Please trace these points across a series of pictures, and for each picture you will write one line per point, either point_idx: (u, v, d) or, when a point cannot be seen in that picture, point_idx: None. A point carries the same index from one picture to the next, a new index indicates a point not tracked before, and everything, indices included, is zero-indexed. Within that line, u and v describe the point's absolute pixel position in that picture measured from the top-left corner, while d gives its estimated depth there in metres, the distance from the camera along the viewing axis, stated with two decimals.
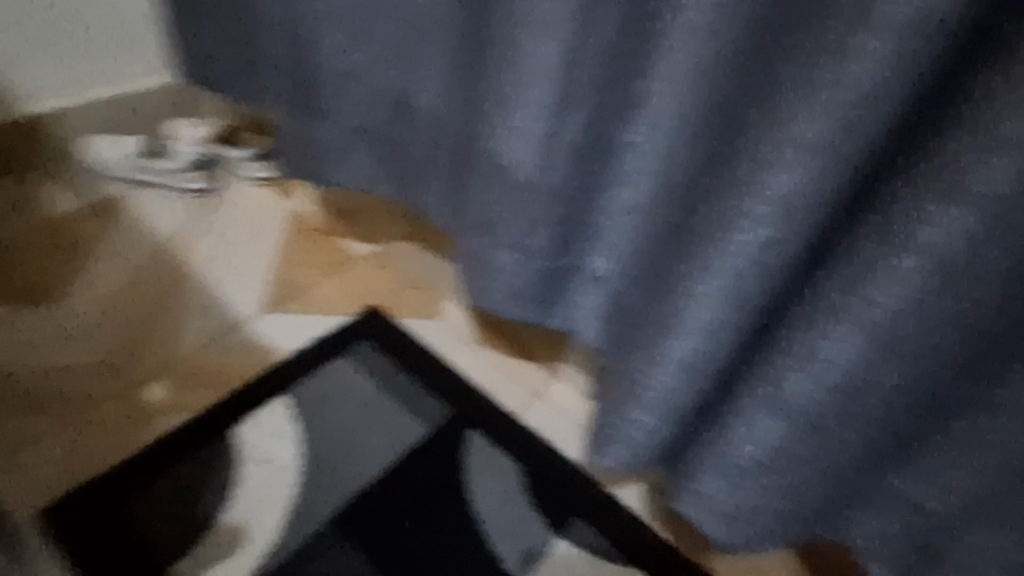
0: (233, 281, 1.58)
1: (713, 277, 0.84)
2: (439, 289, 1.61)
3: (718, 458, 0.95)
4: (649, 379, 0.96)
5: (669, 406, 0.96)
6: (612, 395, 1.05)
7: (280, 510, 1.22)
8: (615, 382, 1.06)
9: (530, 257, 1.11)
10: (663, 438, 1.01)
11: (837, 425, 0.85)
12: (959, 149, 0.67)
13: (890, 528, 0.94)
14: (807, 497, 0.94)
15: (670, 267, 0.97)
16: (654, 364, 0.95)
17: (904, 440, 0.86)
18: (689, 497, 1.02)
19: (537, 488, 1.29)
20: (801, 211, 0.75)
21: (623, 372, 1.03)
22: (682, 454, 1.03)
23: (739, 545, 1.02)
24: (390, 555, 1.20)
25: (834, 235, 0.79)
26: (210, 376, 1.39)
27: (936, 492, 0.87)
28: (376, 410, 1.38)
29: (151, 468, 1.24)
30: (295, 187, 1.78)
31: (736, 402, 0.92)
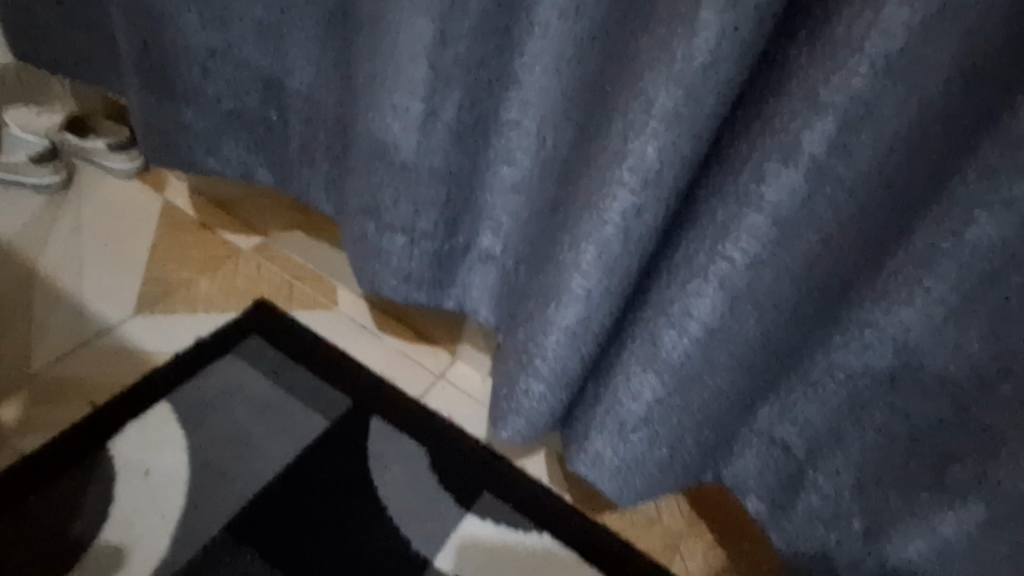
0: (100, 283, 1.47)
1: (589, 244, 0.84)
2: (332, 280, 1.62)
3: (607, 417, 1.00)
4: (538, 348, 0.97)
5: (559, 372, 0.98)
6: (506, 367, 1.06)
7: (165, 522, 1.13)
8: (508, 355, 1.08)
9: (417, 239, 1.10)
10: (556, 403, 1.03)
11: (708, 376, 0.90)
12: (790, 114, 0.70)
13: (765, 466, 1.02)
14: (691, 446, 1.00)
15: (551, 241, 1.00)
16: (541, 332, 0.95)
17: (770, 381, 0.95)
18: (585, 460, 1.07)
19: (443, 467, 1.30)
20: (666, 175, 0.77)
21: (515, 344, 1.05)
22: (575, 417, 1.08)
23: (632, 496, 1.08)
24: (293, 553, 1.14)
25: (695, 195, 0.84)
26: (75, 388, 1.27)
27: (795, 424, 0.97)
28: (269, 405, 1.32)
29: (8, 493, 1.11)
30: (172, 184, 1.71)
31: (623, 364, 0.95)
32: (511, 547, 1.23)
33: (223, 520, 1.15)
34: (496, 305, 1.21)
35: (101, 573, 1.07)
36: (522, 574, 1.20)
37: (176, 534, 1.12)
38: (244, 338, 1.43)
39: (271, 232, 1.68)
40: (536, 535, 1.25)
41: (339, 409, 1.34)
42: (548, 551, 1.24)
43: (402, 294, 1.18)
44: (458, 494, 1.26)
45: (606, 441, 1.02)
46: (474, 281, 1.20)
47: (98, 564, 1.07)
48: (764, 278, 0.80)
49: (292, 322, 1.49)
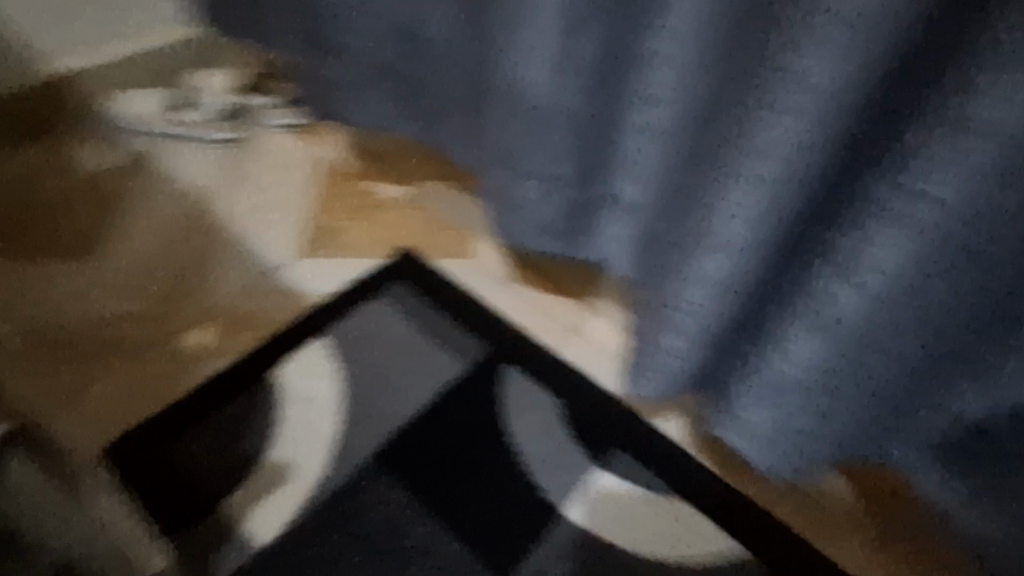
0: (268, 229, 1.63)
1: (744, 187, 0.80)
2: (470, 230, 1.65)
3: (756, 379, 0.95)
4: (681, 301, 0.94)
5: (703, 328, 0.95)
6: (645, 322, 1.05)
7: (324, 445, 1.21)
8: (646, 310, 1.05)
9: (554, 186, 1.07)
10: (698, 361, 1.00)
11: (882, 335, 0.84)
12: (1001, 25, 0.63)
13: (937, 427, 0.95)
14: (854, 407, 0.93)
15: (702, 187, 0.91)
16: (685, 285, 0.93)
17: (959, 341, 0.85)
18: (728, 422, 1.02)
19: (575, 420, 1.29)
20: (835, 106, 0.71)
21: (654, 299, 1.02)
22: (716, 380, 1.03)
23: (781, 462, 1.03)
24: (434, 486, 1.17)
25: (869, 135, 0.77)
26: (250, 321, 1.42)
27: (986, 388, 0.87)
28: (411, 347, 1.39)
29: (197, 408, 1.25)
30: (327, 134, 1.81)
31: (775, 321, 0.91)
32: (645, 505, 1.19)
33: (373, 447, 1.22)
34: (632, 261, 1.16)
35: (271, 485, 1.16)
36: (655, 535, 1.16)
37: (334, 456, 1.20)
38: (389, 283, 1.51)
39: (414, 182, 1.74)
40: (669, 497, 1.20)
41: (474, 355, 1.39)
42: (682, 515, 1.18)
43: (536, 243, 1.16)
44: (588, 447, 1.25)
45: (758, 408, 0.96)
46: (613, 236, 1.15)
47: (268, 476, 1.16)
48: (950, 224, 0.73)
49: (433, 270, 1.55)
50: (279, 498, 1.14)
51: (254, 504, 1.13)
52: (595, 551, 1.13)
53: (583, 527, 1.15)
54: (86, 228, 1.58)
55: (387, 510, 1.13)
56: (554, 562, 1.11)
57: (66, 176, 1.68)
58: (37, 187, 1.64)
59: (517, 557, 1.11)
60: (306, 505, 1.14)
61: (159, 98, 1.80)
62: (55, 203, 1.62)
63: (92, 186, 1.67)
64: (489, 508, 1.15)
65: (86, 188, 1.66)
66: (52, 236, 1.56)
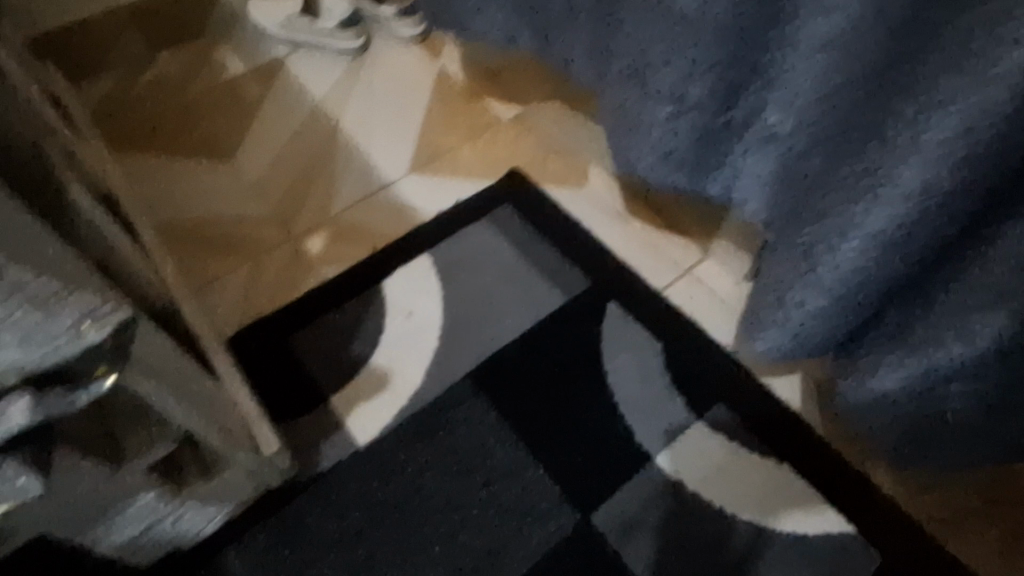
0: (385, 142, 1.63)
1: (947, 117, 0.66)
2: (586, 158, 1.57)
3: (912, 344, 0.83)
4: (829, 255, 0.79)
5: (849, 288, 0.80)
6: (773, 274, 0.89)
7: (422, 360, 1.23)
8: (776, 260, 0.90)
9: (687, 109, 0.93)
10: (832, 327, 0.85)
11: None
12: None
13: None
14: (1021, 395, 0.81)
15: (884, 117, 0.73)
16: (839, 236, 0.78)
17: None
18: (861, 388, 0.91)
19: (678, 368, 1.22)
20: None
21: (789, 248, 0.88)
22: (852, 345, 0.90)
23: (916, 435, 0.93)
24: (526, 414, 1.17)
25: None
26: (363, 232, 1.46)
27: None
28: (514, 273, 1.37)
29: (311, 309, 1.31)
30: (447, 51, 1.79)
31: (948, 282, 0.78)
32: (745, 467, 1.11)
33: (469, 367, 1.22)
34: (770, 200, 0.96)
35: (371, 390, 1.20)
36: (752, 498, 1.08)
37: (431, 371, 1.22)
38: (497, 206, 1.48)
39: (531, 103, 1.67)
40: (773, 463, 1.11)
41: (577, 288, 1.34)
42: (785, 483, 1.10)
43: (657, 175, 1.05)
44: (689, 397, 1.18)
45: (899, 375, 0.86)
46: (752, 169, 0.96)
47: (369, 382, 1.21)
48: None
49: (543, 197, 1.49)
50: (377, 403, 1.18)
51: (354, 405, 1.18)
52: (685, 504, 1.08)
53: (676, 477, 1.10)
54: (223, 130, 1.67)
55: (478, 430, 1.15)
56: (641, 508, 1.07)
57: (208, 80, 1.77)
58: (182, 90, 1.75)
59: (603, 496, 1.08)
60: (402, 414, 1.17)
61: (289, 6, 1.79)
62: (196, 106, 1.72)
63: (229, 91, 1.75)
64: (579, 444, 1.13)
65: (224, 93, 1.74)
66: (195, 135, 1.66)
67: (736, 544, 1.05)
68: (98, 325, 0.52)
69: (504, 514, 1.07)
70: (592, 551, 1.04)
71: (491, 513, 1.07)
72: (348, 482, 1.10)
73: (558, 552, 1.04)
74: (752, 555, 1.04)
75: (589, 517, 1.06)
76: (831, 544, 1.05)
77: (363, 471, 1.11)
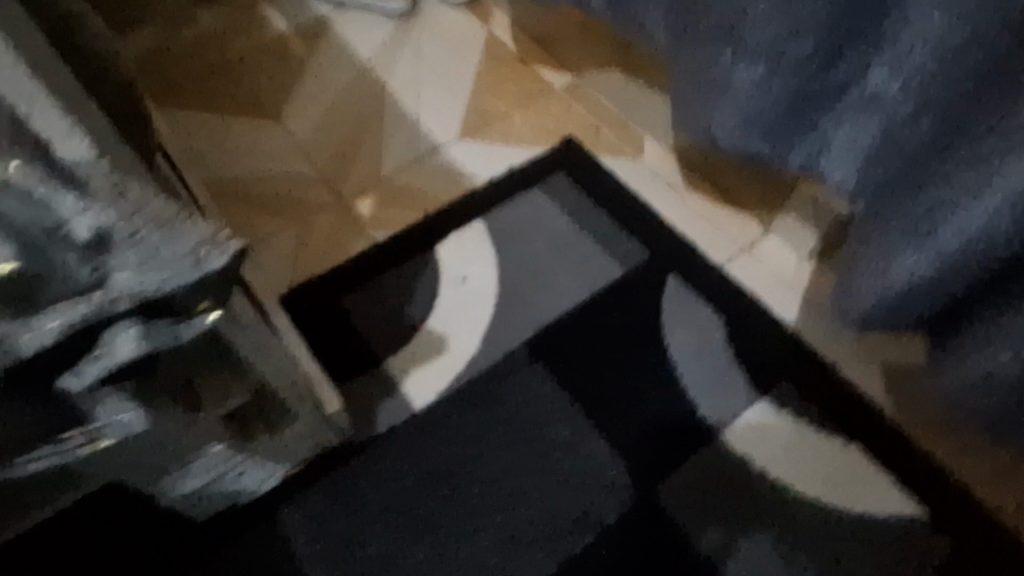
0: (433, 106, 1.59)
1: None
2: (639, 129, 1.52)
3: None
4: (955, 216, 0.70)
5: (973, 258, 0.71)
6: (874, 241, 0.82)
7: (478, 326, 1.20)
8: (879, 229, 0.82)
9: (780, 68, 0.84)
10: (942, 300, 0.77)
11: None
12: None
13: None
14: None
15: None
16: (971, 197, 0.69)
17: None
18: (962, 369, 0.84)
19: (740, 343, 1.19)
20: None
21: (899, 213, 0.79)
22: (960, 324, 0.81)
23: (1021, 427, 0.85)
24: (585, 385, 1.14)
25: None
26: (413, 196, 1.42)
27: None
28: (570, 242, 1.33)
29: (363, 271, 1.28)
30: (495, 16, 1.73)
31: None
32: (810, 446, 1.08)
33: (526, 336, 1.19)
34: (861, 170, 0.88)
35: (426, 355, 1.17)
36: (818, 478, 1.06)
37: (487, 338, 1.19)
38: (550, 175, 1.44)
39: (583, 71, 1.62)
40: (840, 443, 1.08)
41: (635, 260, 1.30)
42: (853, 464, 1.07)
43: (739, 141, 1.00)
44: (753, 374, 1.15)
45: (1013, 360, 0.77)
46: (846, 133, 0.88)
47: (425, 347, 1.18)
48: None
49: (598, 167, 1.45)
50: (434, 368, 1.15)
51: (409, 371, 1.15)
52: (751, 481, 1.05)
53: (741, 454, 1.07)
54: (267, 88, 1.63)
55: (537, 399, 1.12)
56: (705, 484, 1.04)
57: (251, 38, 1.72)
58: (223, 47, 1.70)
59: (666, 471, 1.05)
60: (458, 380, 1.14)
61: None
62: (238, 63, 1.67)
63: (272, 49, 1.70)
64: (640, 416, 1.11)
65: (267, 51, 1.70)
66: (238, 93, 1.62)
67: (803, 524, 1.02)
68: (218, 251, 0.51)
69: (565, 485, 1.04)
70: (655, 524, 1.01)
71: (551, 482, 1.04)
72: (405, 447, 1.07)
73: (621, 525, 1.01)
74: (819, 534, 1.01)
75: (653, 491, 1.04)
76: (901, 527, 1.02)
77: (420, 437, 1.08)
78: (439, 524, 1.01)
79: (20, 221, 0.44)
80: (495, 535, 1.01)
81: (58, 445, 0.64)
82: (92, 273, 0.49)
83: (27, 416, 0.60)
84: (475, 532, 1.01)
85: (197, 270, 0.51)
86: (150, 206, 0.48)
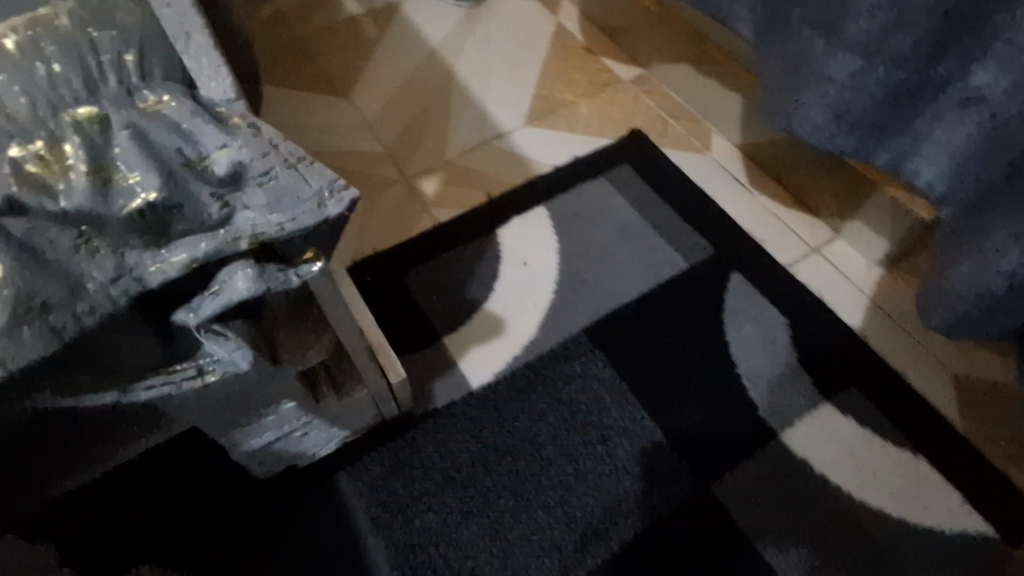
0: (501, 92, 1.60)
1: None
2: (708, 126, 1.51)
3: None
4: None
5: None
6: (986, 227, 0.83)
7: (538, 309, 1.21)
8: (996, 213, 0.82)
9: (878, 62, 0.85)
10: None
11: None
12: None
13: None
14: None
15: None
16: None
17: None
18: None
19: (805, 344, 1.17)
20: None
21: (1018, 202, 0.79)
22: None
23: None
24: (644, 376, 1.13)
25: None
26: (477, 178, 1.43)
27: None
28: (632, 234, 1.33)
29: (427, 248, 1.29)
30: (565, 8, 1.74)
31: None
32: (877, 454, 1.05)
33: (585, 322, 1.20)
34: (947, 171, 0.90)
35: (485, 334, 1.17)
36: (884, 488, 1.02)
37: (547, 321, 1.19)
38: (614, 165, 1.44)
39: (651, 65, 1.62)
40: (908, 454, 1.05)
41: (698, 256, 1.29)
42: (922, 476, 1.03)
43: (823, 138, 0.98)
44: (817, 376, 1.13)
45: None
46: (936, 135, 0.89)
47: (484, 326, 1.19)
48: None
49: (664, 161, 1.44)
50: (493, 347, 1.16)
51: (468, 348, 1.16)
52: (812, 485, 1.02)
53: (802, 456, 1.05)
54: (337, 66, 1.66)
55: (594, 385, 1.11)
56: (764, 484, 1.02)
57: (323, 18, 1.75)
58: (296, 25, 1.74)
59: (723, 468, 1.03)
60: (516, 361, 1.14)
61: None
62: (310, 42, 1.70)
63: (344, 29, 1.73)
64: (697, 409, 1.09)
65: (338, 31, 1.73)
66: (309, 70, 1.65)
67: (866, 534, 0.98)
68: (336, 198, 0.52)
69: (621, 472, 1.03)
70: (712, 521, 0.99)
71: (607, 470, 1.03)
72: (461, 423, 1.07)
73: (676, 518, 0.99)
74: (883, 546, 0.98)
75: (711, 487, 1.02)
76: (974, 546, 0.97)
77: (476, 413, 1.08)
78: (492, 503, 1.00)
79: (170, 152, 0.53)
80: (548, 517, 0.99)
81: (170, 376, 0.59)
82: (221, 205, 0.52)
83: (135, 337, 0.55)
84: (528, 513, 0.99)
85: (319, 213, 0.52)
86: (281, 151, 0.54)
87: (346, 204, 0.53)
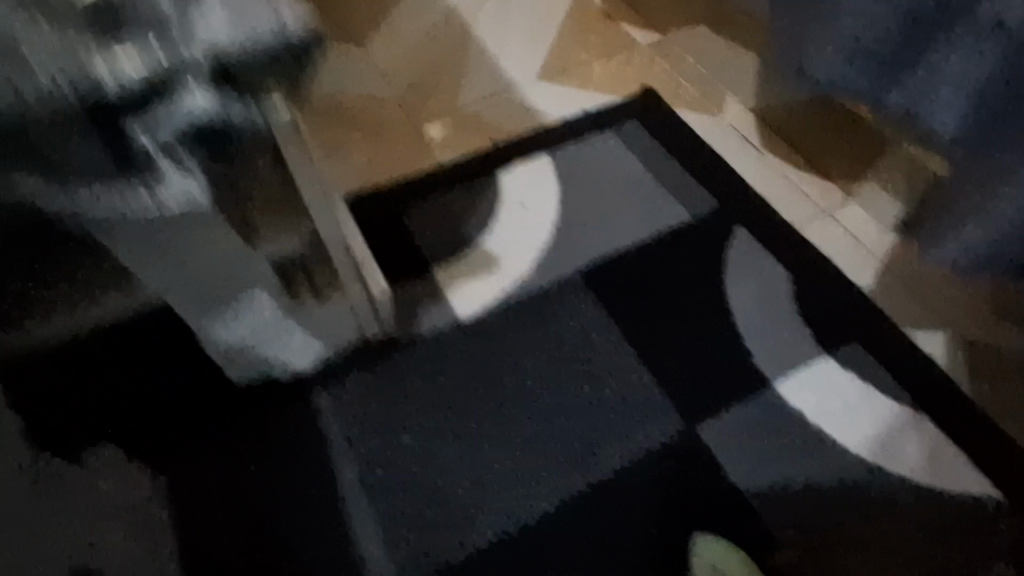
0: (515, 47, 1.59)
1: None
2: (725, 92, 1.47)
3: None
4: None
5: None
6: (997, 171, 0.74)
7: (533, 248, 1.19)
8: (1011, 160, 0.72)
9: None
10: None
11: None
12: None
13: None
14: None
15: None
16: None
17: None
18: None
19: (808, 299, 1.12)
20: None
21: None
22: None
23: None
24: (637, 318, 1.10)
25: None
26: (484, 125, 1.42)
27: None
28: (637, 184, 1.29)
29: (428, 186, 1.28)
30: None
31: None
32: (875, 410, 1.00)
33: (580, 265, 1.16)
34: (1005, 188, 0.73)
35: (477, 269, 1.16)
36: (880, 442, 0.97)
37: (541, 261, 1.17)
38: (624, 121, 1.41)
39: (670, 34, 1.57)
40: (909, 412, 1.00)
41: (703, 209, 1.25)
42: (921, 434, 0.98)
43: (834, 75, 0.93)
44: (818, 331, 1.08)
45: None
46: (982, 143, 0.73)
47: (478, 262, 1.17)
48: None
49: (676, 120, 1.41)
50: (484, 281, 1.14)
51: (459, 281, 1.14)
52: (802, 435, 0.98)
53: (795, 407, 1.00)
54: (355, 17, 1.66)
55: (584, 324, 1.08)
56: (752, 429, 0.98)
57: None
58: None
59: (712, 411, 1.00)
60: (507, 296, 1.12)
61: None
62: None
63: None
64: (689, 353, 1.06)
65: None
66: (327, 20, 1.66)
67: (856, 487, 0.94)
68: (299, 27, 0.55)
69: (604, 408, 1.00)
70: (695, 462, 0.96)
71: (590, 405, 1.00)
72: (445, 350, 1.05)
73: (657, 456, 0.96)
74: (871, 500, 0.94)
75: (696, 429, 0.98)
76: (965, 506, 0.93)
77: (461, 342, 1.06)
78: (469, 428, 0.97)
79: None
80: (525, 447, 0.96)
81: (123, 201, 0.62)
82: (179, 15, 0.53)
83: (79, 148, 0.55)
84: (505, 440, 0.97)
85: (279, 39, 0.55)
86: None
87: (307, 35, 0.55)
